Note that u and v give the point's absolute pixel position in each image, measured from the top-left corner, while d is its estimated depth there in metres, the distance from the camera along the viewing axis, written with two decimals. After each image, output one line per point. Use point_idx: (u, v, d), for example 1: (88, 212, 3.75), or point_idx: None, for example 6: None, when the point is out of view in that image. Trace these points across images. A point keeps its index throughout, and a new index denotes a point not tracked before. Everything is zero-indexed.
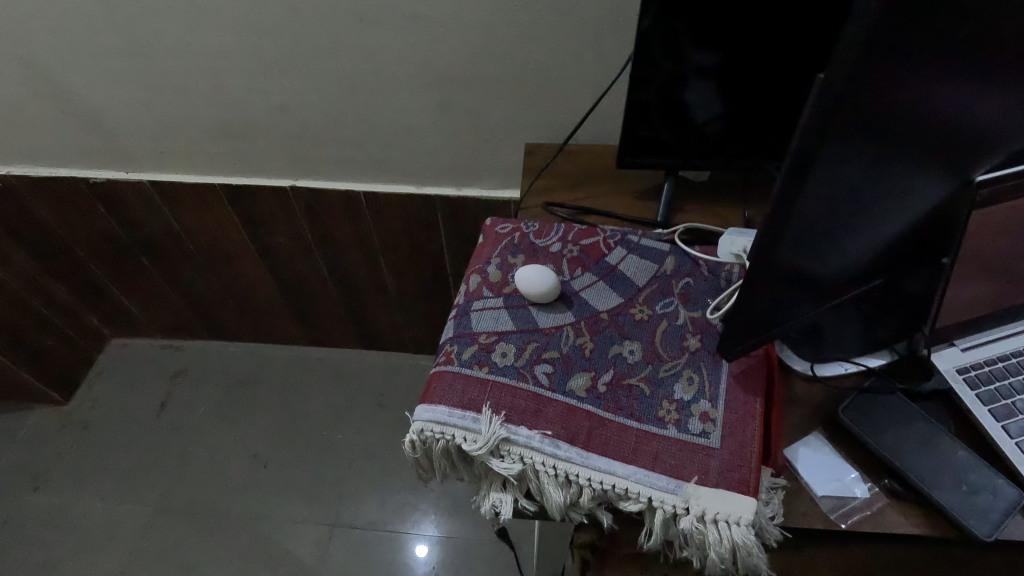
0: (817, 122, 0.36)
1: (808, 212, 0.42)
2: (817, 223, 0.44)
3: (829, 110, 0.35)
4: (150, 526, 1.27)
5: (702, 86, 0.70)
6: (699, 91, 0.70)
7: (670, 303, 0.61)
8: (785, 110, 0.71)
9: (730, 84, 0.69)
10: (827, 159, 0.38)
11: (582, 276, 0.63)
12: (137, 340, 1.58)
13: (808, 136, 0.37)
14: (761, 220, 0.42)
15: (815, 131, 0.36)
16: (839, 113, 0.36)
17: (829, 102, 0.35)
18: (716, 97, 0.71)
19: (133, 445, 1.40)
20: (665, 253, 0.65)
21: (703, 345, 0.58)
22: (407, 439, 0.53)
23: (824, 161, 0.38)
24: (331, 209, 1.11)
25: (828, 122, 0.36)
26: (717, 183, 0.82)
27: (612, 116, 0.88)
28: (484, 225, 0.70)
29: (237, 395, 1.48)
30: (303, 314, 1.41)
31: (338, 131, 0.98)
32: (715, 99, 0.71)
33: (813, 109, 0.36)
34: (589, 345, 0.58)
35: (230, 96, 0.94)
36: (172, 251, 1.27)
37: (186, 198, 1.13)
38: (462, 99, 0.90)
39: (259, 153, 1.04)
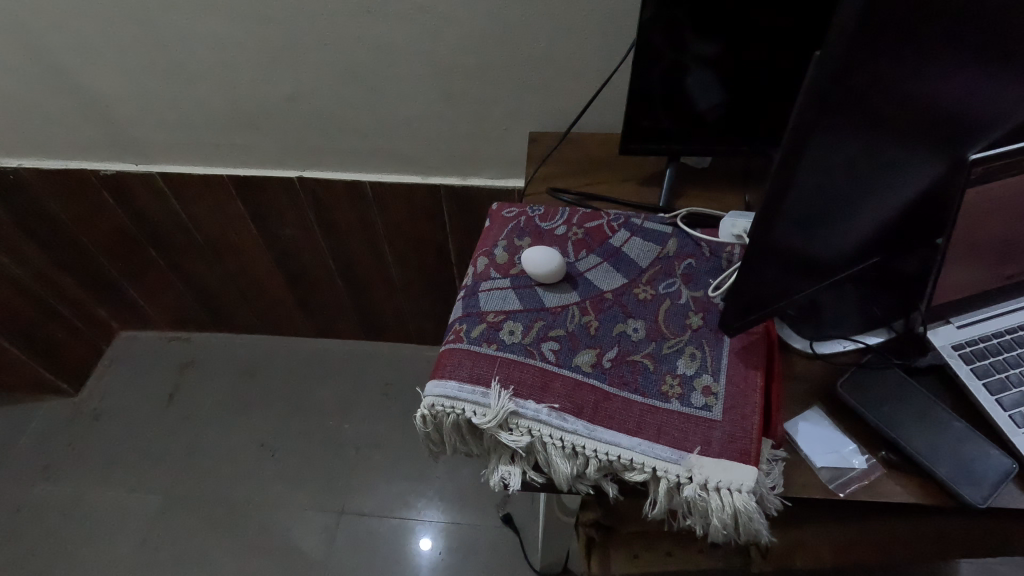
0: (814, 99, 0.37)
1: (805, 189, 0.43)
2: (815, 201, 0.45)
3: (825, 86, 0.37)
4: (162, 515, 1.29)
5: (703, 72, 0.71)
6: (700, 77, 0.71)
7: (672, 283, 0.63)
8: (783, 96, 0.73)
9: (730, 71, 0.71)
10: (825, 137, 0.40)
11: (587, 257, 0.65)
12: (145, 332, 1.60)
13: (805, 114, 0.38)
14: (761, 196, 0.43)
15: (813, 108, 0.38)
16: (834, 90, 0.37)
17: (826, 77, 0.36)
18: (715, 83, 0.72)
19: (142, 435, 1.42)
20: (667, 236, 0.67)
21: (705, 323, 0.59)
22: (419, 414, 0.55)
23: (821, 138, 0.40)
24: (337, 198, 1.12)
25: (825, 98, 0.37)
26: (718, 169, 0.83)
27: (615, 104, 0.89)
28: (490, 209, 0.71)
29: (245, 385, 1.50)
30: (309, 305, 1.43)
31: (344, 122, 0.99)
32: (715, 85, 0.72)
33: (810, 86, 0.37)
34: (594, 324, 0.59)
35: (238, 87, 0.96)
36: (181, 242, 1.28)
37: (194, 189, 1.15)
38: (466, 89, 0.91)
39: (266, 144, 1.06)
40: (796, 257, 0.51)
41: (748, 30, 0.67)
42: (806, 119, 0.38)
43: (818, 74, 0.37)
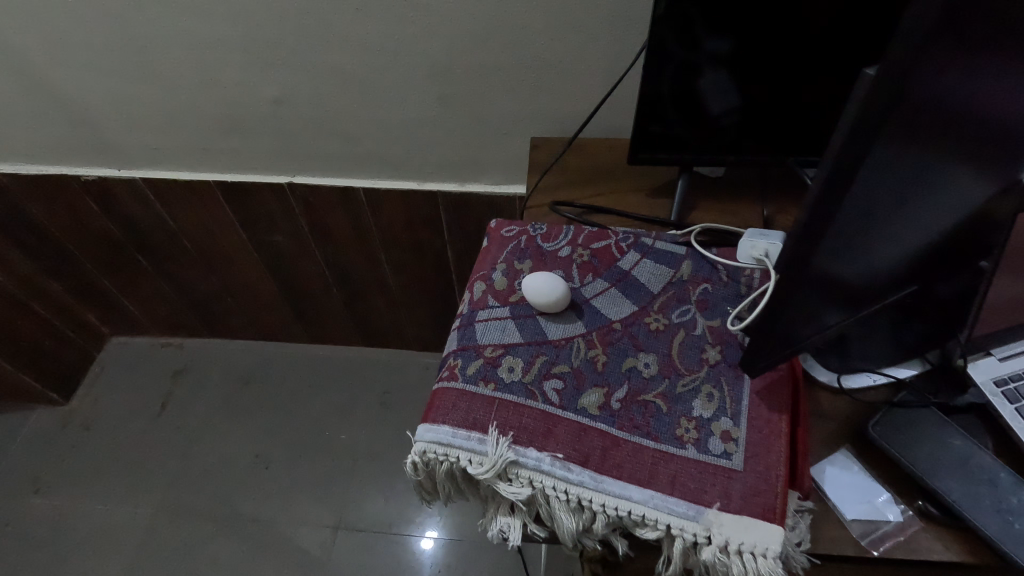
0: (867, 122, 0.32)
1: (846, 220, 0.38)
2: (856, 231, 0.40)
3: (882, 109, 0.31)
4: (153, 530, 1.25)
5: (717, 75, 0.65)
6: (716, 80, 0.66)
7: (686, 311, 0.57)
8: (806, 101, 0.67)
9: (748, 74, 0.65)
10: (873, 164, 0.34)
11: (593, 282, 0.59)
12: (137, 338, 1.56)
13: (857, 137, 0.32)
14: (795, 228, 0.38)
15: (865, 133, 0.32)
16: (892, 114, 0.31)
17: (883, 99, 0.31)
18: (732, 86, 0.66)
19: (134, 446, 1.38)
20: (681, 257, 0.61)
21: (724, 358, 0.54)
22: (409, 461, 0.50)
23: (869, 164, 0.34)
24: (330, 205, 1.07)
25: (880, 122, 0.32)
26: (734, 179, 0.77)
27: (623, 108, 0.84)
28: (488, 227, 0.65)
29: (239, 394, 1.46)
30: (304, 312, 1.38)
31: (336, 126, 0.94)
32: (731, 89, 0.66)
33: (862, 109, 0.32)
34: (601, 359, 0.54)
35: (223, 90, 0.90)
36: (169, 249, 1.23)
37: (180, 195, 1.10)
38: (463, 92, 0.85)
39: (254, 149, 1.00)
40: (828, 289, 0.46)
41: (767, 29, 0.61)
42: (858, 142, 0.32)
43: (873, 95, 0.31)
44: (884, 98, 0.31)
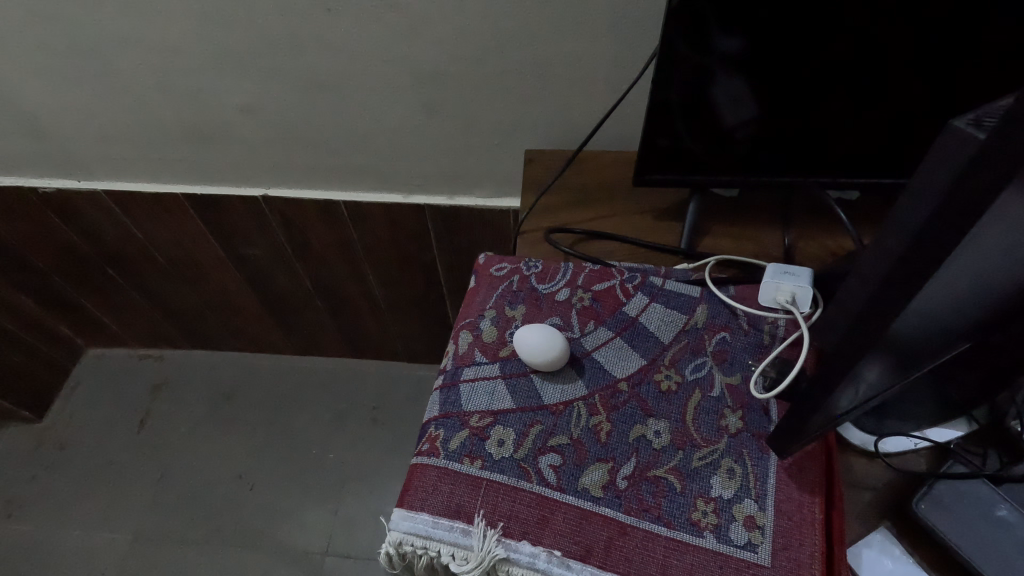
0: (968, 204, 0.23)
1: (930, 301, 0.29)
2: (932, 314, 0.32)
3: (989, 196, 0.22)
4: (131, 557, 1.19)
5: (731, 80, 0.57)
6: (729, 87, 0.58)
7: (701, 366, 0.50)
8: (833, 113, 0.59)
9: (766, 81, 0.57)
10: (976, 246, 0.25)
11: (595, 331, 0.52)
12: (114, 350, 1.48)
13: (942, 231, 0.25)
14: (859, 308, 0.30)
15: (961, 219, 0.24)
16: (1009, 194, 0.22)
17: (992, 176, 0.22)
18: (748, 94, 0.58)
19: (111, 466, 1.32)
20: (695, 301, 0.54)
21: (746, 425, 0.47)
22: (383, 552, 0.43)
23: (970, 248, 0.25)
24: (309, 219, 0.99)
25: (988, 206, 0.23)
26: (751, 198, 0.69)
27: (627, 118, 0.75)
28: (476, 264, 0.58)
29: (222, 410, 1.39)
30: (287, 325, 1.31)
31: (311, 136, 0.85)
32: (746, 96, 0.58)
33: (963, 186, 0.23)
34: (605, 428, 0.47)
35: (185, 98, 0.82)
36: (141, 263, 1.15)
37: (148, 208, 1.01)
38: (450, 100, 0.77)
39: (224, 160, 0.92)
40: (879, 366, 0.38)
41: (791, 31, 0.53)
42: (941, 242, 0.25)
43: (979, 173, 0.22)
44: (983, 194, 0.23)
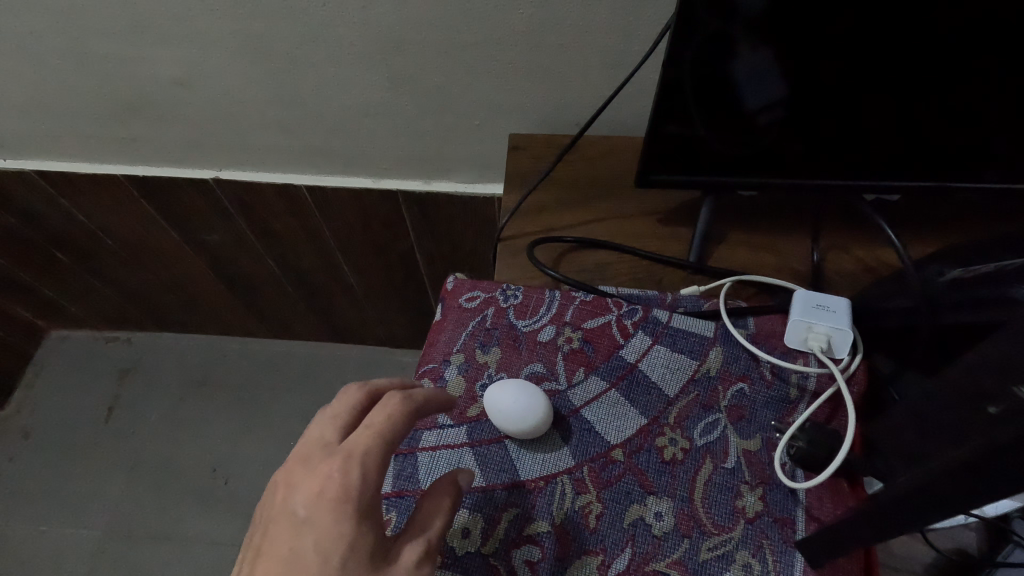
0: None
1: None
2: None
3: None
4: (102, 554, 1.14)
5: (757, 57, 0.45)
6: (755, 63, 0.46)
7: (711, 427, 0.41)
8: (879, 99, 0.47)
9: (801, 54, 0.45)
10: None
11: (585, 382, 0.43)
12: (78, 332, 1.39)
13: None
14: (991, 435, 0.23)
15: None
16: None
17: None
18: (775, 73, 0.46)
19: (78, 457, 1.25)
20: (708, 343, 0.44)
21: (767, 506, 0.38)
22: None
23: None
24: (269, 205, 0.88)
25: None
26: (773, 199, 0.59)
27: (630, 100, 0.63)
28: (443, 291, 0.48)
29: (194, 397, 1.31)
30: (260, 311, 1.21)
31: (261, 114, 0.73)
32: (775, 77, 0.46)
33: None
34: (594, 510, 0.38)
35: (108, 69, 0.69)
36: (90, 247, 1.04)
37: (87, 190, 0.90)
38: (420, 74, 0.65)
39: (165, 139, 0.80)
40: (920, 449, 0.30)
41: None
42: None
43: None
44: None
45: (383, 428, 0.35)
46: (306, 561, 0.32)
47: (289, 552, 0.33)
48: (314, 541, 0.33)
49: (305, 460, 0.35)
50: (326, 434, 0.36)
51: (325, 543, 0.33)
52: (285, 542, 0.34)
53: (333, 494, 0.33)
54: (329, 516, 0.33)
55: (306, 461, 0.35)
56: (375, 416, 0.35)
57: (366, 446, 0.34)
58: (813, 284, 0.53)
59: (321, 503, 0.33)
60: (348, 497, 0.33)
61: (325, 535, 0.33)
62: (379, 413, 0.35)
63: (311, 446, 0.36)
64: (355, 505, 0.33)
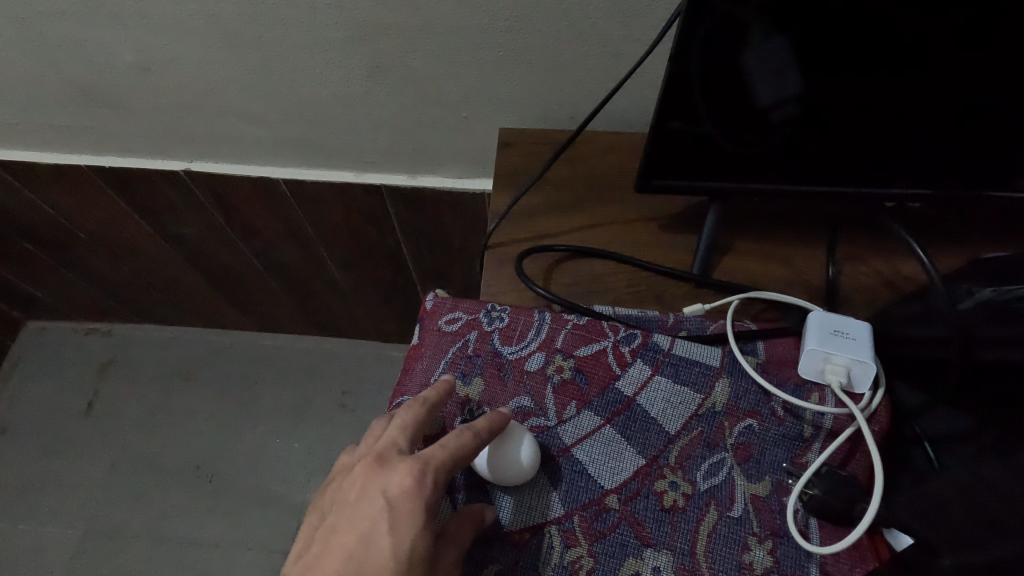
0: None
1: None
2: None
3: None
4: (82, 555, 1.11)
5: (773, 49, 0.40)
6: (771, 54, 0.40)
7: (716, 469, 0.38)
8: (909, 96, 0.42)
9: (824, 46, 0.40)
10: None
11: (577, 418, 0.39)
12: (58, 323, 1.34)
13: None
14: None
15: None
16: None
17: None
18: (793, 66, 0.41)
19: (58, 453, 1.21)
20: (715, 374, 0.40)
21: (776, 562, 0.36)
22: None
23: None
24: (246, 198, 0.83)
25: None
26: (785, 205, 0.54)
27: (630, 94, 0.58)
28: (423, 310, 0.45)
29: (177, 392, 1.27)
30: (243, 305, 1.17)
31: (230, 102, 0.68)
32: (792, 72, 0.41)
33: None
34: (585, 565, 0.36)
35: (61, 52, 0.63)
36: (61, 239, 0.99)
37: (53, 181, 0.84)
38: (401, 62, 0.59)
39: (131, 128, 0.74)
40: (1006, 564, 0.25)
41: None
42: None
43: None
44: None
45: (462, 449, 0.35)
46: (376, 552, 0.34)
47: (359, 541, 0.34)
48: (385, 534, 0.34)
49: (381, 460, 0.36)
50: (399, 439, 0.37)
51: (395, 539, 0.34)
52: (354, 530, 0.35)
53: (407, 496, 0.34)
54: (400, 515, 0.34)
55: (383, 460, 0.36)
56: (453, 437, 0.36)
57: (443, 460, 0.35)
58: (828, 302, 0.49)
59: (396, 501, 0.34)
60: (422, 500, 0.34)
61: (397, 532, 0.34)
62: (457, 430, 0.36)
63: (385, 448, 0.36)
64: (427, 510, 0.34)
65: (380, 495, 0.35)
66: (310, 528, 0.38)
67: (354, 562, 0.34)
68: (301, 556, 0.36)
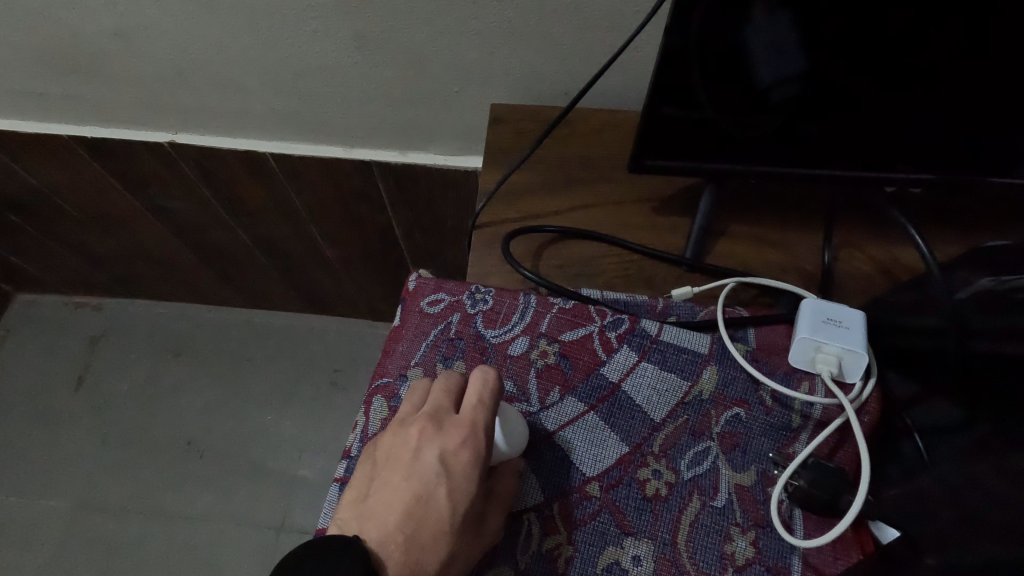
0: None
1: None
2: None
3: None
4: (72, 527, 1.11)
5: (774, 24, 0.38)
6: (772, 28, 0.38)
7: (701, 457, 0.38)
8: (914, 77, 0.40)
9: (827, 20, 0.38)
10: None
11: (560, 403, 0.39)
12: (47, 296, 1.33)
13: None
14: None
15: None
16: None
17: None
18: (794, 43, 0.39)
19: (49, 427, 1.21)
20: (703, 361, 0.39)
21: (759, 553, 0.35)
22: None
23: None
24: (233, 172, 0.81)
25: None
26: (782, 188, 0.52)
27: (626, 71, 0.56)
28: (406, 290, 0.44)
29: (167, 368, 1.26)
30: (233, 281, 1.15)
31: (213, 72, 0.66)
32: (793, 49, 0.39)
33: None
34: (564, 554, 0.35)
35: (34, 16, 0.61)
36: (45, 211, 0.97)
37: (34, 151, 0.82)
38: (389, 33, 0.57)
39: (112, 97, 0.72)
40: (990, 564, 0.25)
41: None
42: None
43: None
44: None
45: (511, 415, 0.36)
46: (436, 510, 0.34)
47: (418, 499, 0.34)
48: (445, 495, 0.35)
49: (434, 422, 0.36)
50: (449, 402, 0.37)
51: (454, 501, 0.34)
52: (413, 486, 0.35)
53: (466, 460, 0.35)
54: (458, 476, 0.35)
55: (437, 422, 0.36)
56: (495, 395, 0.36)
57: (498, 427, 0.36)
58: (822, 289, 0.48)
59: (454, 465, 0.35)
60: (479, 464, 0.35)
61: (455, 490, 0.35)
62: (491, 386, 0.36)
63: (437, 409, 0.36)
64: (482, 473, 0.35)
65: (438, 457, 0.35)
66: (360, 480, 0.36)
67: (416, 518, 0.34)
68: (354, 506, 0.36)
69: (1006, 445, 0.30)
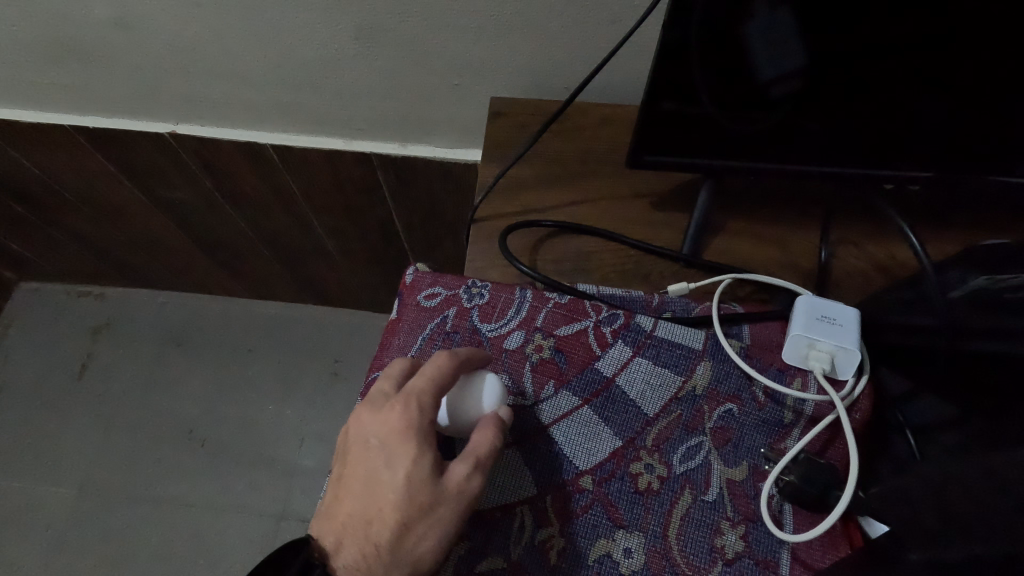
0: None
1: None
2: None
3: None
4: (75, 514, 1.13)
5: (773, 20, 0.38)
6: (772, 24, 0.38)
7: (693, 452, 0.38)
8: (914, 75, 0.40)
9: (827, 16, 0.37)
10: None
11: (555, 397, 0.39)
12: (50, 285, 1.34)
13: None
14: None
15: None
16: None
17: None
18: (794, 39, 0.39)
19: (52, 415, 1.22)
20: (697, 357, 0.40)
21: (748, 547, 0.36)
22: None
23: None
24: (234, 163, 0.81)
25: None
26: (780, 185, 0.53)
27: (626, 66, 0.56)
28: (403, 284, 0.44)
29: (169, 357, 1.27)
30: (235, 271, 1.16)
31: (214, 63, 0.66)
32: (793, 45, 0.39)
33: None
34: (556, 545, 0.36)
35: (35, 5, 0.61)
36: (47, 200, 0.97)
37: (36, 140, 0.82)
38: (389, 25, 0.57)
39: (113, 87, 0.72)
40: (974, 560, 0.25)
41: None
42: None
43: None
44: None
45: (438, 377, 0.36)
46: (383, 488, 0.34)
47: (363, 482, 0.35)
48: (386, 472, 0.35)
49: (371, 405, 0.37)
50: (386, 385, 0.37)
51: (396, 474, 0.34)
52: (360, 471, 0.35)
53: (396, 430, 0.35)
54: (396, 449, 0.35)
55: (372, 405, 0.37)
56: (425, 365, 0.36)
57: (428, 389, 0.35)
58: (818, 286, 0.48)
59: (390, 439, 0.35)
60: (414, 434, 0.35)
61: (395, 465, 0.34)
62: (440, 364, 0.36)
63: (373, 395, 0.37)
64: (421, 443, 0.35)
65: (374, 435, 0.35)
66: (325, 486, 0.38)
67: (365, 500, 0.34)
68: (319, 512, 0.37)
69: (994, 442, 0.30)
